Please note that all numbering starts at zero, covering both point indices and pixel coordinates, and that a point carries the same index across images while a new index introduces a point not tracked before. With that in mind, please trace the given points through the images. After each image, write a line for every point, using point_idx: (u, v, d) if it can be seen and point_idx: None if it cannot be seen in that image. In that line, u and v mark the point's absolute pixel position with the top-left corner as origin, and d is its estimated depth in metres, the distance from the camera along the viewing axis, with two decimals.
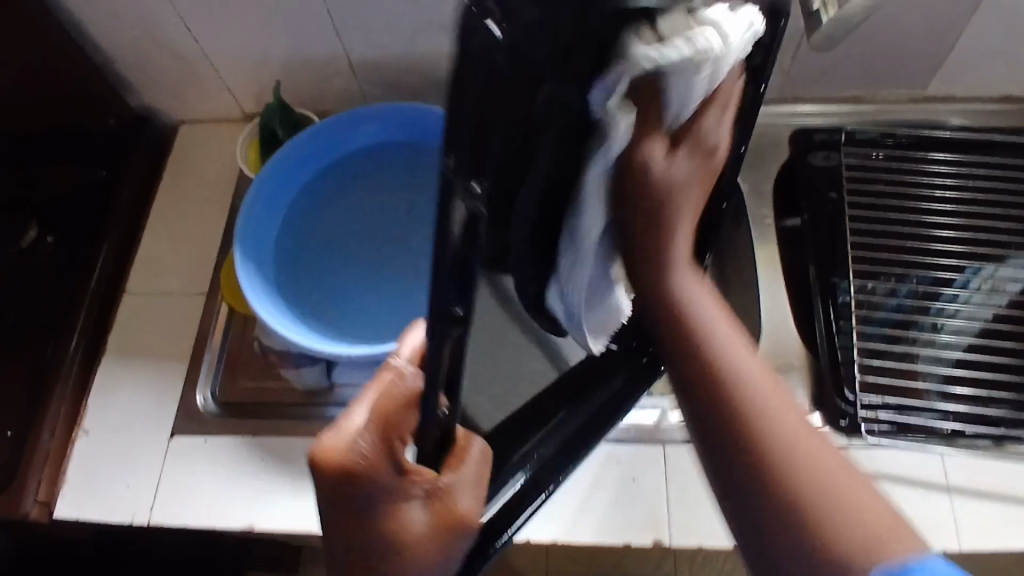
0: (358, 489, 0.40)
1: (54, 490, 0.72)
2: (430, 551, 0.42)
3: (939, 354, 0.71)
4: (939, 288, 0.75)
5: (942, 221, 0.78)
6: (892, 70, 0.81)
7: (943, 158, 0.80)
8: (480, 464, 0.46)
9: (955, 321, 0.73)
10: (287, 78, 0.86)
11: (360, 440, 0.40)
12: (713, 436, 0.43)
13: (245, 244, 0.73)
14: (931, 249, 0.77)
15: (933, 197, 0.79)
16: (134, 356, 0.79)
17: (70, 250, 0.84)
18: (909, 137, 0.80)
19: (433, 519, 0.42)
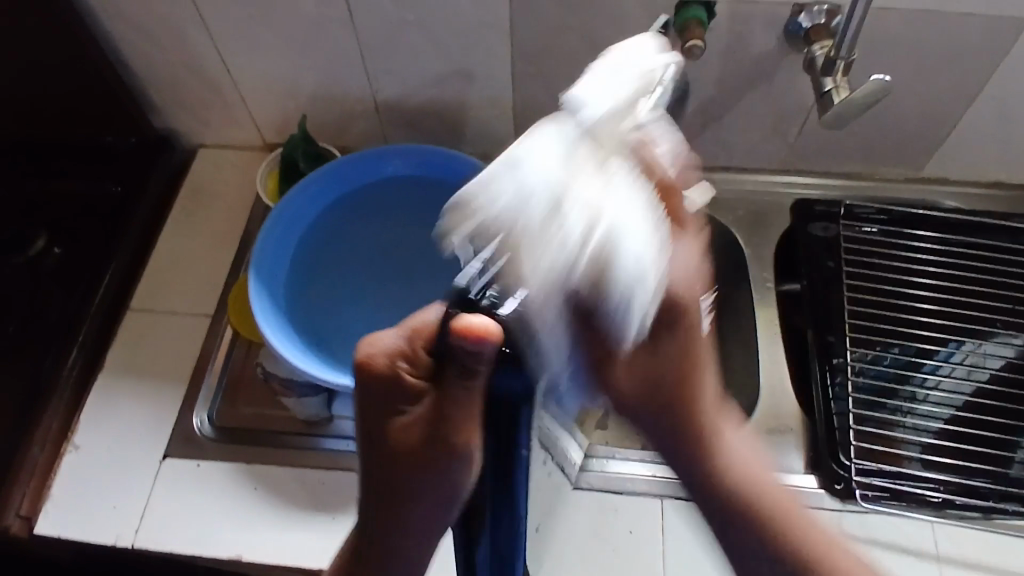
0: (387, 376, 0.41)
1: (37, 506, 0.71)
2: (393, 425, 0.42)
3: (920, 426, 0.75)
4: (922, 359, 0.78)
5: (931, 297, 0.81)
6: (889, 150, 0.86)
7: (932, 235, 0.83)
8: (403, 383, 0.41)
9: (935, 392, 0.76)
10: (313, 112, 0.88)
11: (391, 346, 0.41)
12: (697, 490, 0.47)
13: (259, 270, 0.74)
14: (910, 320, 0.80)
15: (925, 270, 0.82)
16: (133, 374, 0.78)
17: (78, 260, 0.84)
18: (903, 214, 0.84)
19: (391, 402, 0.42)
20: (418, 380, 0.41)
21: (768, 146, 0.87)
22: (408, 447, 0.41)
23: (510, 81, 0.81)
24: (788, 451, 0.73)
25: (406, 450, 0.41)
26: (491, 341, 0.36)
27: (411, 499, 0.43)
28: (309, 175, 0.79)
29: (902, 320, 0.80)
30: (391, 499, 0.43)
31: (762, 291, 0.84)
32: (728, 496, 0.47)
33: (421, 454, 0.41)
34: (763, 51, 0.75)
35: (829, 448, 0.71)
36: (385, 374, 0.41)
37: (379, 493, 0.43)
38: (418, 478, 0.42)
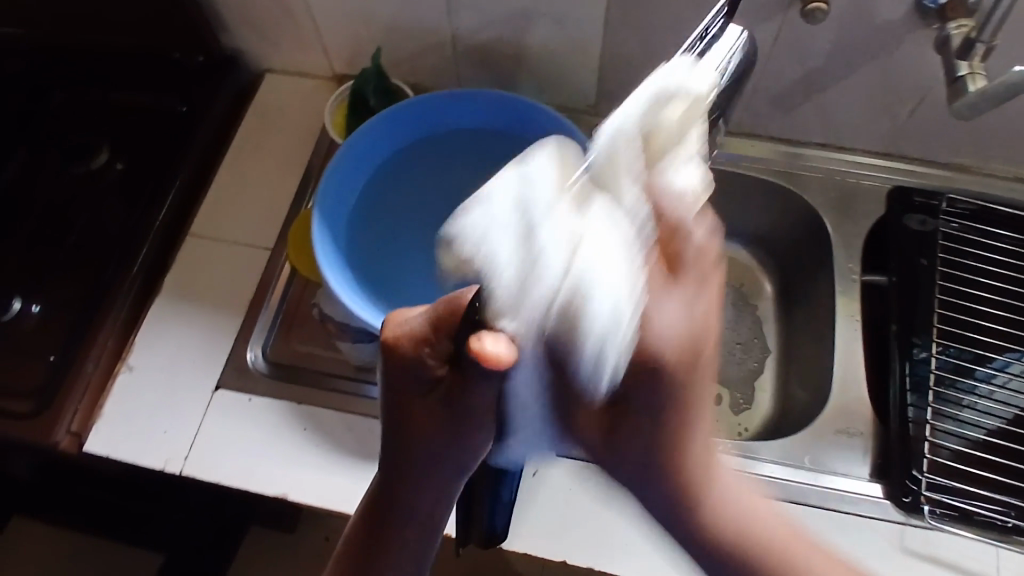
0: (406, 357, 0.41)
1: (87, 423, 0.71)
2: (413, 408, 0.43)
3: (964, 432, 0.70)
4: (975, 365, 0.73)
5: (999, 304, 0.76)
6: (1003, 144, 0.78)
7: (1014, 237, 0.78)
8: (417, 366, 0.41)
9: (982, 401, 0.72)
10: (388, 45, 0.84)
11: (421, 319, 0.41)
12: (697, 547, 0.45)
13: (323, 207, 0.71)
14: (976, 323, 0.75)
15: (1001, 274, 0.77)
16: (188, 301, 0.77)
17: (139, 180, 0.83)
18: (989, 212, 0.78)
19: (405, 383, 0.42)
20: (440, 365, 0.41)
21: (868, 125, 0.80)
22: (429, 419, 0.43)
23: (600, 28, 0.75)
24: (854, 455, 0.70)
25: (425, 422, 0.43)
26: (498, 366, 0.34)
27: (434, 453, 0.44)
28: (383, 111, 0.75)
29: (964, 321, 0.75)
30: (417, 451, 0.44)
31: (845, 283, 0.79)
32: (720, 546, 0.44)
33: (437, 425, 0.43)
34: (887, 21, 0.68)
35: (901, 459, 0.67)
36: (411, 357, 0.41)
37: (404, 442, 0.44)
38: (440, 440, 0.43)
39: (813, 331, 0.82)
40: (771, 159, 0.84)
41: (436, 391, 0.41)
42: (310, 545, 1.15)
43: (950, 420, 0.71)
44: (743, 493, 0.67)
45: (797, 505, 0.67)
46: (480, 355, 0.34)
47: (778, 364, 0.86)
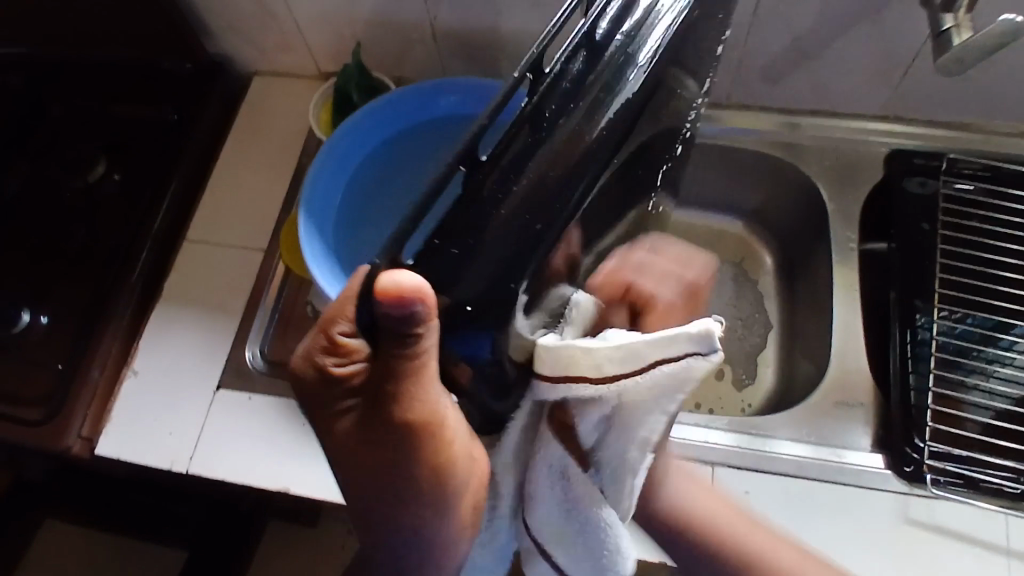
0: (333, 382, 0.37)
1: (97, 428, 0.73)
2: (363, 435, 0.38)
3: (990, 399, 0.69)
4: (1002, 330, 0.71)
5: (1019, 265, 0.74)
6: (1009, 101, 0.75)
7: None
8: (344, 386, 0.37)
9: (1010, 367, 0.71)
10: (369, 40, 0.84)
11: (332, 345, 0.36)
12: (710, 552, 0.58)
13: (310, 202, 0.73)
14: (998, 290, 0.73)
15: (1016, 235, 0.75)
16: (188, 305, 0.79)
17: (135, 189, 0.85)
18: (1003, 172, 0.75)
19: (353, 422, 0.38)
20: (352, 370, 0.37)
21: (862, 88, 0.78)
22: (374, 448, 0.38)
23: None
24: (855, 426, 0.68)
25: (377, 455, 0.38)
26: (415, 299, 0.31)
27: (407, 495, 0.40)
28: (368, 105, 0.76)
29: (988, 290, 0.73)
30: (398, 482, 0.39)
31: (844, 251, 0.77)
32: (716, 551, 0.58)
33: (397, 442, 0.37)
34: None
35: (902, 428, 0.65)
36: (323, 391, 0.37)
37: (367, 496, 0.40)
38: (409, 468, 0.38)
39: (814, 300, 0.81)
40: (768, 130, 0.82)
41: (345, 420, 0.38)
42: (333, 539, 1.16)
43: (972, 393, 0.69)
44: (739, 468, 0.66)
45: (798, 479, 0.65)
46: (389, 289, 0.31)
47: (781, 338, 0.85)
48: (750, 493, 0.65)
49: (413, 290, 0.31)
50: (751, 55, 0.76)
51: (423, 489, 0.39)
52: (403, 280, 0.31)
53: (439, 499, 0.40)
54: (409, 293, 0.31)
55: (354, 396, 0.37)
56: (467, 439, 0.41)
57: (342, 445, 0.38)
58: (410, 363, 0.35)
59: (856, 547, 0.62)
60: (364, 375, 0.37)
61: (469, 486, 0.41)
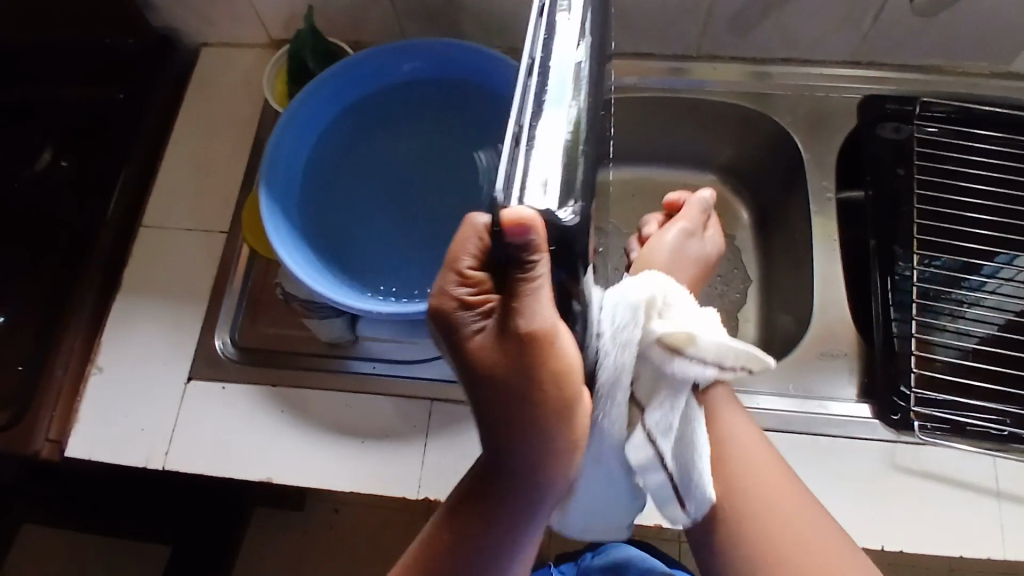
0: (464, 318, 0.41)
1: (65, 429, 0.70)
2: (498, 361, 0.40)
3: (955, 343, 0.69)
4: (965, 275, 0.72)
5: (981, 207, 0.73)
6: (979, 42, 0.74)
7: (989, 136, 0.74)
8: (477, 318, 0.41)
9: (976, 310, 0.70)
10: (321, 4, 0.80)
11: (457, 286, 0.41)
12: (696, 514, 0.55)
13: (270, 182, 0.69)
14: (965, 232, 0.73)
15: (977, 177, 0.74)
16: (150, 294, 0.76)
17: (84, 176, 0.80)
18: (970, 113, 0.75)
19: (489, 349, 0.41)
20: (482, 298, 0.41)
21: (834, 34, 0.76)
22: (505, 374, 0.40)
23: None
24: (839, 377, 0.68)
25: (507, 377, 0.40)
26: (529, 226, 0.35)
27: (530, 418, 0.42)
28: (321, 74, 0.71)
29: (955, 232, 0.73)
30: (527, 402, 0.41)
31: (821, 203, 0.76)
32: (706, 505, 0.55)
33: (523, 361, 0.40)
34: None
35: (887, 377, 0.65)
36: (459, 319, 0.41)
37: (499, 423, 0.42)
38: (530, 387, 0.41)
39: (792, 253, 0.80)
40: (740, 82, 0.81)
41: (476, 345, 0.41)
42: (320, 519, 1.15)
43: (940, 334, 0.69)
44: None
45: (786, 433, 0.65)
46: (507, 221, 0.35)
47: (760, 293, 0.85)
48: None
49: (530, 214, 0.35)
50: (721, 5, 0.73)
51: (544, 409, 0.42)
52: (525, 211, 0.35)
53: (562, 417, 0.42)
54: (527, 221, 0.35)
55: (484, 321, 0.41)
56: (577, 364, 0.43)
57: (471, 370, 0.41)
58: (529, 283, 0.39)
59: (847, 498, 0.62)
60: (497, 300, 0.41)
61: (580, 408, 0.43)
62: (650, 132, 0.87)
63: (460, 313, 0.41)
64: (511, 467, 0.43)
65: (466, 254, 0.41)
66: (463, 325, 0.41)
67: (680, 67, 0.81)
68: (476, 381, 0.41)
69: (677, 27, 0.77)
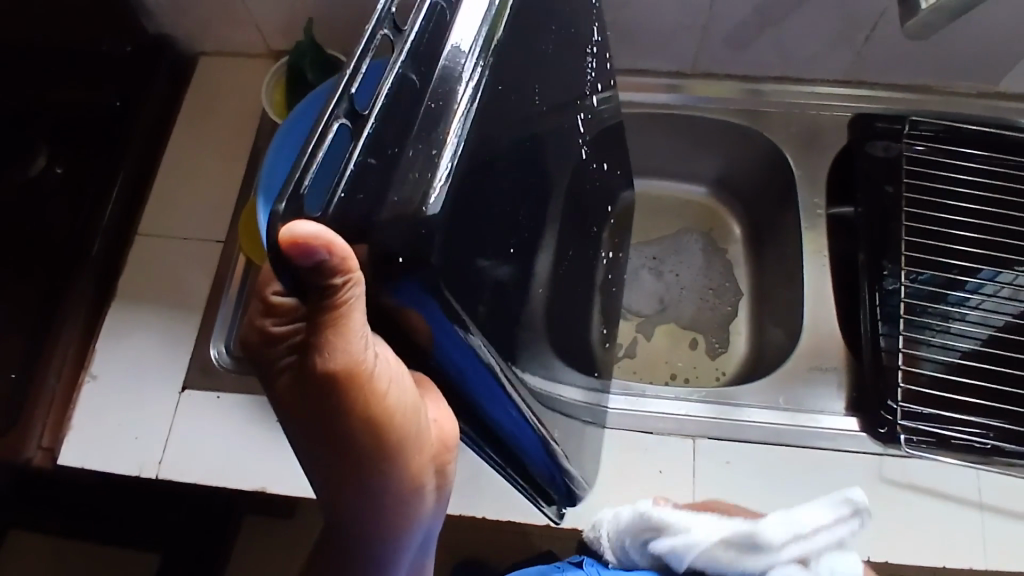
0: (275, 354, 0.38)
1: (58, 437, 0.70)
2: (306, 396, 0.37)
3: (939, 357, 0.70)
4: (949, 289, 0.72)
5: (963, 223, 0.75)
6: (965, 62, 0.76)
7: (975, 154, 0.76)
8: (282, 352, 0.38)
9: (959, 325, 0.71)
10: (321, 16, 0.80)
11: (262, 320, 0.37)
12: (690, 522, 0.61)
13: (267, 192, 0.69)
14: (951, 248, 0.74)
15: (958, 194, 0.76)
16: (145, 303, 0.75)
17: (79, 182, 0.80)
18: (954, 131, 0.77)
19: (294, 383, 0.37)
20: (289, 328, 0.37)
21: (825, 53, 0.77)
22: (315, 406, 0.37)
23: None
24: (829, 390, 0.69)
25: (319, 411, 0.38)
26: (318, 250, 0.29)
27: (358, 446, 0.39)
28: (319, 87, 0.72)
29: (939, 248, 0.74)
30: (349, 433, 0.38)
31: (811, 218, 0.78)
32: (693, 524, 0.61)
33: (333, 394, 0.36)
34: None
35: (876, 390, 0.66)
36: (268, 351, 0.38)
37: (329, 453, 0.40)
38: (350, 420, 0.37)
39: (783, 268, 0.81)
40: (733, 98, 0.82)
41: (288, 375, 0.38)
42: (311, 529, 1.14)
43: (925, 348, 0.70)
44: (720, 440, 0.67)
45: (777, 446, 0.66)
46: (292, 243, 0.29)
47: (751, 306, 0.86)
48: (730, 463, 0.66)
49: (323, 238, 0.29)
50: (715, 23, 0.75)
51: (372, 438, 0.39)
52: (305, 229, 0.29)
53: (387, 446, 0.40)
54: (322, 251, 0.29)
55: (293, 351, 0.37)
56: (412, 389, 0.39)
57: (287, 402, 0.38)
58: (340, 316, 0.33)
59: None
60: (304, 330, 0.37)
61: (418, 436, 0.40)
62: (644, 145, 0.88)
63: (269, 346, 0.38)
64: (347, 494, 0.42)
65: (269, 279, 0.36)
66: (274, 360, 0.38)
67: (675, 83, 0.83)
68: (294, 413, 0.38)
69: (671, 43, 0.78)
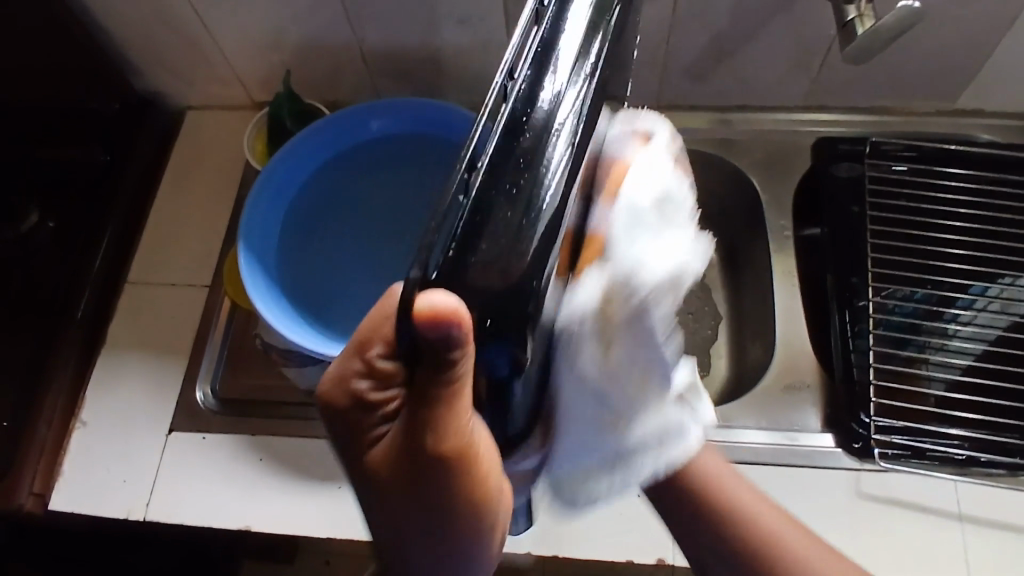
0: (365, 410, 0.36)
1: (49, 483, 0.71)
2: (394, 467, 0.36)
3: (935, 375, 0.72)
4: (943, 307, 0.74)
5: (955, 239, 0.76)
6: (921, 81, 0.79)
7: (963, 172, 0.77)
8: (375, 408, 0.36)
9: (954, 341, 0.73)
10: (299, 67, 0.84)
11: (356, 370, 0.36)
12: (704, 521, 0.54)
13: (248, 238, 0.72)
14: (939, 266, 0.76)
15: (949, 211, 0.77)
16: (134, 349, 0.78)
17: (71, 234, 0.83)
18: (932, 150, 0.78)
19: (386, 448, 0.36)
20: (387, 389, 0.36)
21: (783, 81, 0.80)
22: (400, 478, 0.36)
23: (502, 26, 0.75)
24: (804, 408, 0.70)
25: (403, 484, 0.36)
26: (453, 325, 0.27)
27: (431, 528, 0.37)
28: (297, 135, 0.76)
29: (930, 266, 0.76)
30: (428, 512, 0.36)
31: (779, 240, 0.80)
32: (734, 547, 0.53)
33: (428, 471, 0.35)
34: None
35: (848, 405, 0.67)
36: (357, 407, 0.36)
37: (399, 531, 0.37)
38: (433, 497, 0.35)
39: (758, 289, 0.83)
40: (699, 127, 0.85)
41: (382, 437, 0.36)
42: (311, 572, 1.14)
43: (926, 365, 0.73)
44: None
45: (755, 466, 0.66)
46: (425, 314, 0.27)
47: (730, 329, 0.87)
48: None
49: (457, 309, 0.27)
50: (673, 58, 0.78)
51: (456, 522, 0.36)
52: (444, 297, 0.27)
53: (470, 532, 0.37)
54: (457, 325, 0.27)
55: (390, 414, 0.36)
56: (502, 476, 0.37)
57: (372, 472, 0.36)
58: (453, 393, 0.32)
59: (815, 527, 0.63)
60: (405, 396, 0.35)
61: (491, 525, 0.38)
62: None
63: (356, 399, 0.36)
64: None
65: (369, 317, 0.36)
66: (363, 413, 0.36)
67: None
68: (375, 478, 0.36)
69: (635, 77, 0.81)
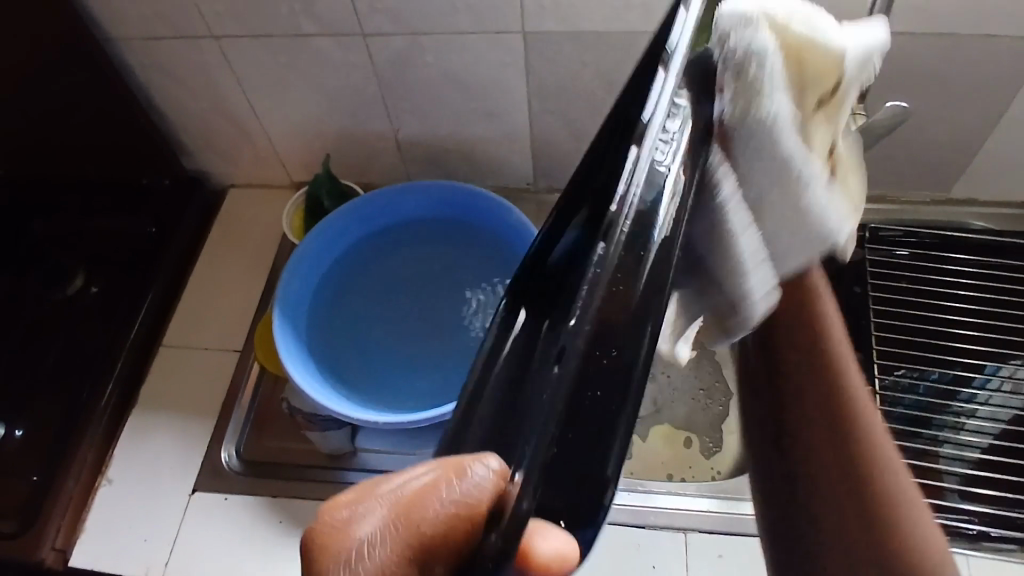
0: None
1: (72, 538, 0.73)
2: None
3: (958, 454, 0.72)
4: (958, 387, 0.76)
5: (964, 321, 0.79)
6: (915, 172, 0.84)
7: (964, 259, 0.82)
8: None
9: (974, 421, 0.74)
10: (336, 151, 0.91)
11: (378, 561, 0.25)
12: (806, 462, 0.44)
13: (284, 305, 0.76)
14: (951, 346, 0.78)
15: (955, 295, 0.80)
16: (164, 409, 0.81)
17: (113, 299, 0.87)
18: (932, 237, 0.83)
19: None
20: None
21: None
22: None
23: (526, 118, 0.82)
24: None
25: None
26: (563, 574, 0.24)
27: None
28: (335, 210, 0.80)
29: (942, 346, 0.78)
30: None
31: None
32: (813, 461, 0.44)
33: None
34: None
35: None
36: None
37: None
38: None
39: None
40: None
41: None
42: None
43: (944, 446, 0.73)
44: (713, 535, 0.67)
45: None
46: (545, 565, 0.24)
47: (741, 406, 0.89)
48: (723, 556, 0.66)
49: (570, 555, 0.24)
50: None
51: None
52: (558, 535, 0.25)
53: None
54: (570, 567, 0.24)
55: None
56: None
57: None
58: None
59: None
60: None
61: None
62: None
63: None
64: None
65: (436, 521, 0.25)
66: None
67: None
68: None
69: None
